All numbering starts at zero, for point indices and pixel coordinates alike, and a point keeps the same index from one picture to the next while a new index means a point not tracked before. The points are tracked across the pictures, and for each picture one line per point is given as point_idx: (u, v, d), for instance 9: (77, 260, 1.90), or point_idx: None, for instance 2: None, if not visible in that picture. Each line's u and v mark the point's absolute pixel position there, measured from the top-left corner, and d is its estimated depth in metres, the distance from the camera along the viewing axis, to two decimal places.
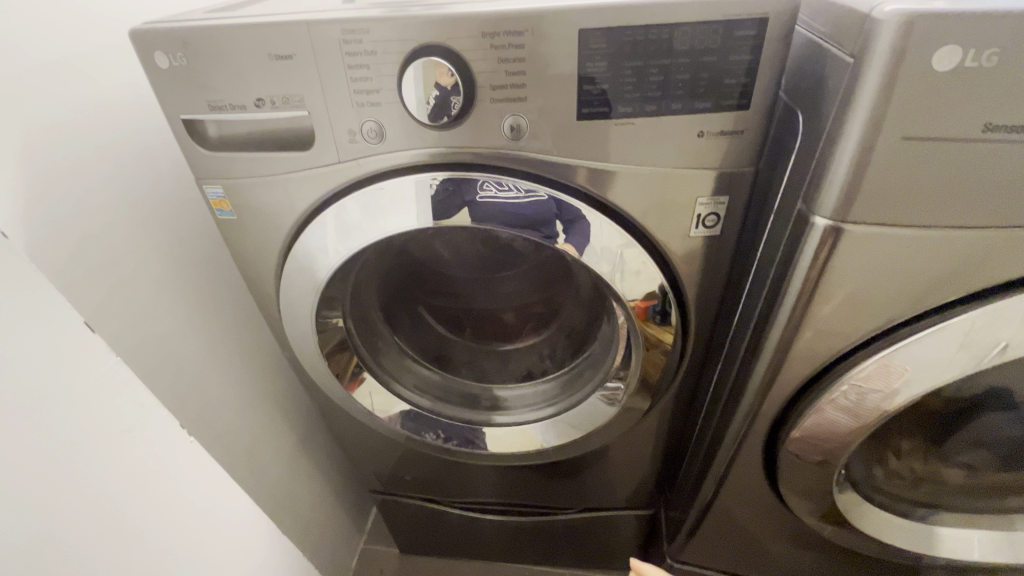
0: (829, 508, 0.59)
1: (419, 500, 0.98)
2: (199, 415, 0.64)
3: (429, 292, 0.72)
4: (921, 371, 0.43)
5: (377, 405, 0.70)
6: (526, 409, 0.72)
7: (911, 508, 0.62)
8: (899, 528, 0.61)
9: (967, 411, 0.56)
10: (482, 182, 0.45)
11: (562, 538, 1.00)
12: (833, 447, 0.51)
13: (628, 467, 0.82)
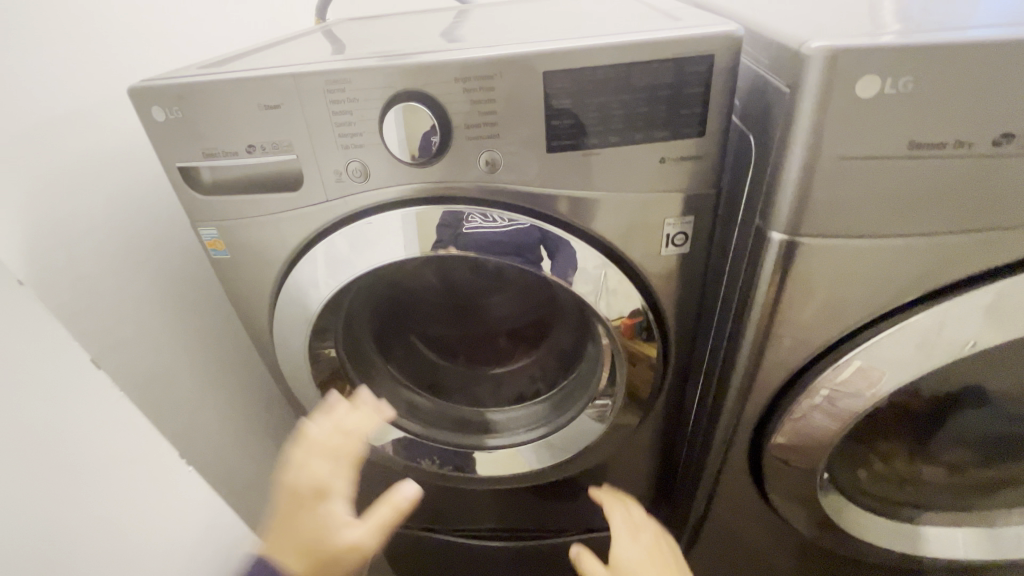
0: (818, 513, 0.60)
1: (419, 530, 0.97)
2: (196, 453, 0.65)
3: (418, 320, 0.74)
4: (885, 373, 0.46)
5: (372, 434, 0.71)
6: (518, 431, 0.73)
7: (900, 512, 0.63)
8: (889, 531, 0.62)
9: (942, 410, 0.58)
10: (467, 214, 0.48)
11: (565, 564, 0.99)
12: (811, 451, 0.53)
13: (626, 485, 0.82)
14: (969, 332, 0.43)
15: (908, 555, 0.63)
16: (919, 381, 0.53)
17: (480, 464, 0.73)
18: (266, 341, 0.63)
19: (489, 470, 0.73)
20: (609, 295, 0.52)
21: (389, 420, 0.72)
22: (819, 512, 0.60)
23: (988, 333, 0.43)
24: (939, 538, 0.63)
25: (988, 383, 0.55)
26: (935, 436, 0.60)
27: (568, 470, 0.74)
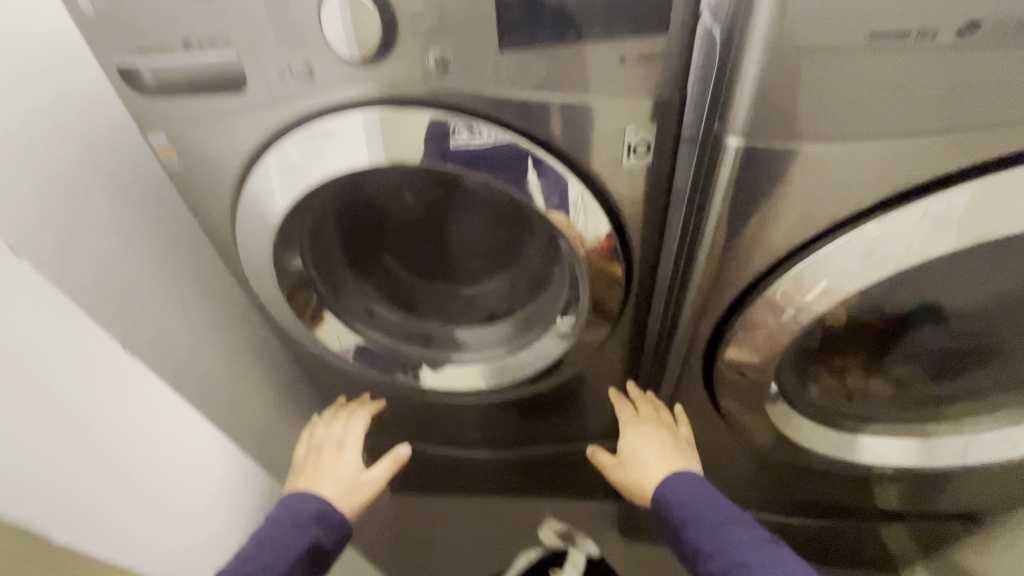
0: (765, 422, 0.63)
1: (402, 440, 1.03)
2: (178, 363, 0.68)
3: (388, 239, 0.73)
4: (833, 282, 0.48)
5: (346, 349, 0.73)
6: (488, 348, 0.76)
7: (845, 424, 0.67)
8: (833, 439, 0.66)
9: (897, 328, 0.59)
10: (454, 127, 0.46)
11: (544, 469, 1.07)
12: (761, 362, 0.56)
13: (594, 401, 0.86)
14: (914, 242, 0.45)
15: (847, 463, 0.67)
16: (876, 299, 0.54)
17: (449, 379, 0.75)
18: (235, 256, 0.63)
19: (457, 387, 0.75)
20: (569, 209, 0.51)
21: (361, 337, 0.74)
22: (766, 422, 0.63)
23: (930, 244, 0.45)
24: (877, 446, 0.66)
25: (944, 301, 0.56)
26: (890, 351, 0.62)
27: (536, 384, 0.78)
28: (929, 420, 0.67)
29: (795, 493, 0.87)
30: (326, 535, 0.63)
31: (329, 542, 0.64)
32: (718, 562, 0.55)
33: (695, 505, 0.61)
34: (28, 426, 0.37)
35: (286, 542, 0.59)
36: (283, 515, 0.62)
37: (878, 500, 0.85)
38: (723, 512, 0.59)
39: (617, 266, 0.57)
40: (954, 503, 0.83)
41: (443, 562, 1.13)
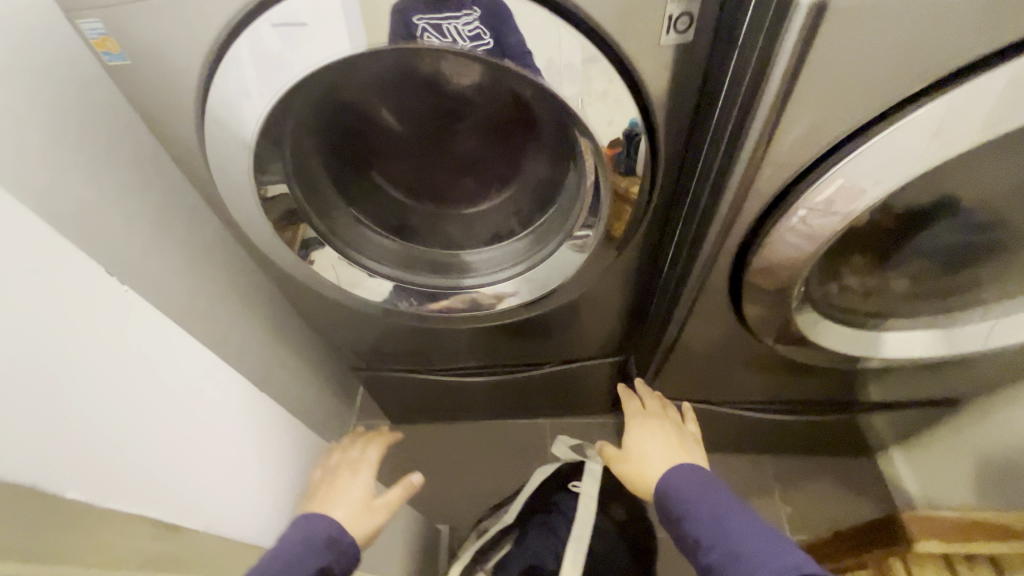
0: (787, 320, 0.64)
1: (402, 371, 1.02)
2: (163, 298, 0.63)
3: (378, 155, 0.65)
4: (888, 166, 0.47)
5: (341, 279, 0.69)
6: (495, 270, 0.72)
7: (849, 320, 0.68)
8: (843, 337, 0.67)
9: (916, 223, 0.58)
10: (420, 31, 0.43)
11: (547, 390, 1.09)
12: (790, 264, 0.57)
13: (604, 315, 0.86)
14: (978, 115, 0.44)
15: (850, 357, 0.69)
16: (906, 192, 0.52)
17: (465, 302, 0.72)
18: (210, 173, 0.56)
19: (477, 307, 0.73)
20: (588, 97, 0.47)
21: (361, 267, 0.69)
22: (781, 321, 0.65)
23: (994, 117, 0.44)
24: (903, 340, 0.68)
25: (966, 194, 0.55)
26: (897, 250, 0.62)
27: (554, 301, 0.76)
28: (931, 315, 0.69)
29: (786, 393, 0.92)
30: (337, 559, 0.54)
31: (335, 570, 0.54)
32: (716, 552, 0.52)
33: (692, 497, 0.58)
34: (104, 418, 0.34)
35: (292, 570, 0.48)
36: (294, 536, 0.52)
37: (859, 394, 0.91)
38: (714, 501, 0.57)
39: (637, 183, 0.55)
40: (930, 394, 0.89)
41: (448, 482, 1.16)
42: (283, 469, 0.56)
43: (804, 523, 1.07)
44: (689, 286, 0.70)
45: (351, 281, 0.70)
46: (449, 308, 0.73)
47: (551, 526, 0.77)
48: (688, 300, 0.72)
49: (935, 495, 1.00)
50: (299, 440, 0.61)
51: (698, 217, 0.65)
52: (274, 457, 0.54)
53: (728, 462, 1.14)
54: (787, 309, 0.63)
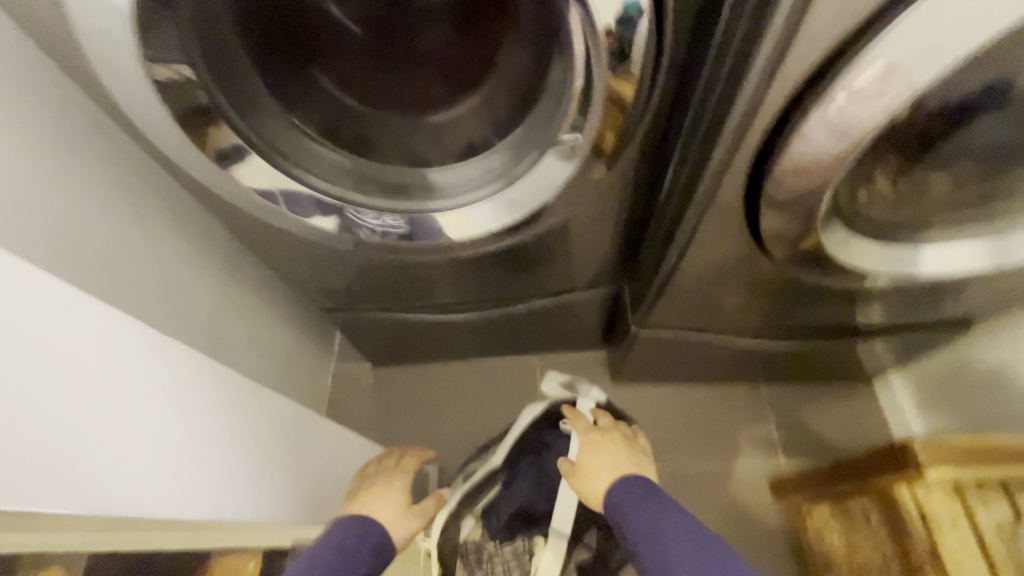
0: (807, 228, 0.57)
1: (378, 312, 0.94)
2: (66, 225, 0.53)
3: (325, 47, 0.55)
4: (953, 28, 0.40)
5: (285, 200, 0.59)
6: (469, 189, 0.61)
7: (873, 232, 0.62)
8: (864, 251, 0.61)
9: (964, 117, 0.49)
10: None
11: (536, 326, 1.02)
12: (816, 168, 0.51)
13: (596, 241, 0.78)
14: None
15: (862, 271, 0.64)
16: (955, 74, 0.44)
17: (440, 228, 0.62)
18: (113, 62, 0.46)
19: (454, 235, 0.63)
20: None
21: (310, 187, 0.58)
22: (796, 233, 0.59)
23: None
24: (944, 256, 0.63)
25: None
26: (936, 151, 0.53)
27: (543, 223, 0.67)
28: (957, 228, 0.63)
29: (789, 321, 0.86)
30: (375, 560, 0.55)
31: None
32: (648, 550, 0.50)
33: (630, 503, 0.55)
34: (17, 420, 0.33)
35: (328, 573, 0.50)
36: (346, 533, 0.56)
37: (864, 319, 0.85)
38: (658, 501, 0.54)
39: (634, 87, 0.49)
40: (938, 316, 0.83)
41: (434, 424, 1.12)
42: (251, 438, 0.55)
43: (798, 449, 1.05)
44: (692, 200, 0.61)
45: (299, 204, 0.59)
46: (416, 236, 0.63)
47: (542, 468, 0.76)
48: (689, 217, 0.64)
49: (932, 417, 0.98)
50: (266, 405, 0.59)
51: (705, 115, 0.56)
52: (236, 430, 0.52)
53: (723, 393, 1.11)
54: (803, 219, 0.56)
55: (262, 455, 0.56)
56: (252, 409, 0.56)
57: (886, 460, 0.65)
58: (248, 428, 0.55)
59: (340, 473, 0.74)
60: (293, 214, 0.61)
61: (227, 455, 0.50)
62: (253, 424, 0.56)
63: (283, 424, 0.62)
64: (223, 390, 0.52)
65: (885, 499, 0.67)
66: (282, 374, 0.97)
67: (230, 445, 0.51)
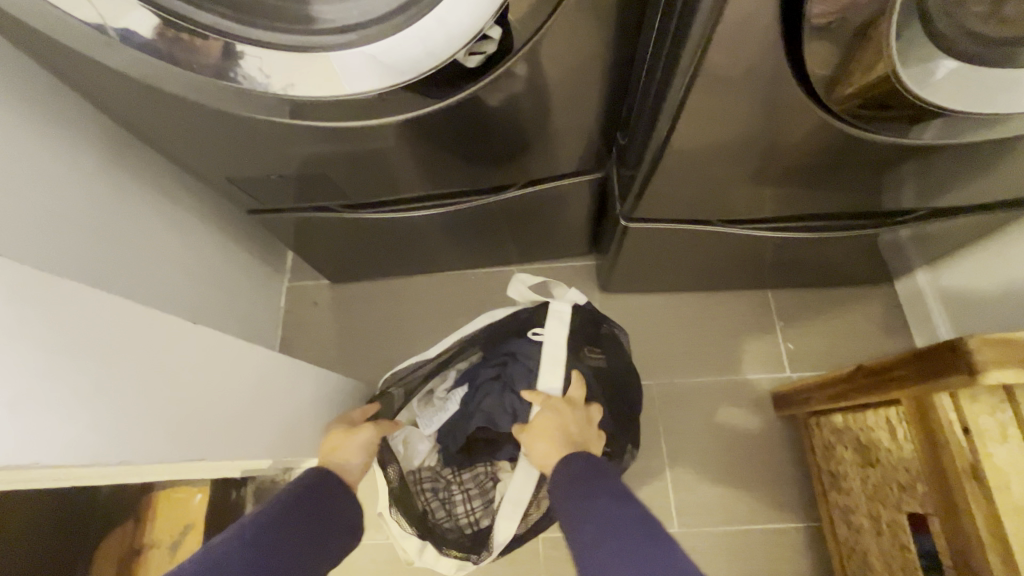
0: (850, 48, 0.45)
1: (318, 214, 0.78)
2: None
3: None
4: None
5: (111, 23, 0.45)
6: (372, 21, 0.47)
7: (959, 54, 0.48)
8: (933, 87, 0.48)
9: None
10: None
11: (510, 227, 0.87)
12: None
13: (575, 110, 0.60)
14: None
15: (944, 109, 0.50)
16: None
17: (319, 80, 0.48)
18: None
19: (339, 94, 0.49)
20: None
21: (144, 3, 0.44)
22: (868, 52, 0.45)
23: None
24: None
25: None
26: None
27: (468, 90, 0.52)
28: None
29: (811, 208, 0.70)
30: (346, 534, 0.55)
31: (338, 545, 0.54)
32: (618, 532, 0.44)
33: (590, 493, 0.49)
34: None
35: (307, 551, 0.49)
36: (320, 481, 0.55)
37: (892, 203, 0.70)
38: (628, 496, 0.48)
39: None
40: (990, 195, 0.69)
41: (402, 344, 1.01)
42: (88, 377, 0.35)
43: (805, 359, 0.95)
44: (697, 20, 0.44)
45: (133, 31, 0.46)
46: (291, 87, 0.49)
47: (506, 384, 0.68)
48: (690, 52, 0.46)
49: (961, 318, 0.86)
50: (134, 329, 0.39)
51: None
52: (75, 366, 0.34)
53: (723, 299, 0.99)
54: (846, 44, 0.44)
55: (110, 398, 0.36)
56: (92, 336, 0.35)
57: (919, 365, 0.54)
58: (83, 363, 0.34)
59: (289, 407, 0.57)
60: (131, 46, 0.47)
61: (27, 405, 0.30)
62: (121, 362, 0.38)
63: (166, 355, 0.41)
64: (59, 313, 0.33)
65: (914, 410, 0.57)
66: (214, 290, 0.83)
67: (33, 391, 0.31)
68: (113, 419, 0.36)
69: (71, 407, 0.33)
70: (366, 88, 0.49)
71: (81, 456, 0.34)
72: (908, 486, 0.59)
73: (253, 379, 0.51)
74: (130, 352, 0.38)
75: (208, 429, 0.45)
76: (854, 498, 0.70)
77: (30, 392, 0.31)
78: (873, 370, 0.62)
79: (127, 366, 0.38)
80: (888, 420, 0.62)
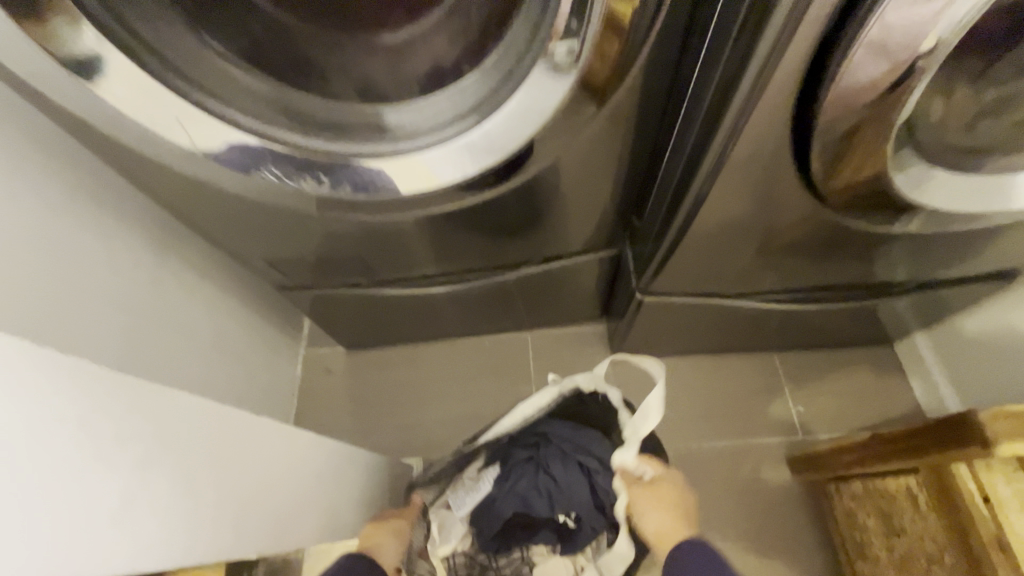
0: (847, 160, 0.51)
1: (344, 289, 0.82)
2: None
3: None
4: None
5: (197, 143, 0.49)
6: (429, 131, 0.52)
7: (947, 157, 0.55)
8: (922, 188, 0.55)
9: None
10: None
11: (523, 298, 0.91)
12: (887, 74, 0.42)
13: (597, 197, 0.66)
14: None
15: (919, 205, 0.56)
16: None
17: (378, 183, 0.53)
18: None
19: (396, 191, 0.54)
20: None
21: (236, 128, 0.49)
22: (853, 164, 0.51)
23: None
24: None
25: None
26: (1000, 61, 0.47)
27: (508, 185, 0.57)
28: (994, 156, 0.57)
29: (812, 282, 0.75)
30: None
31: None
32: None
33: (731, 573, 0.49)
34: (96, 512, 0.30)
35: None
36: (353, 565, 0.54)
37: (891, 276, 0.75)
38: None
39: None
40: (980, 268, 0.74)
41: (417, 412, 1.02)
42: (155, 471, 0.35)
43: (818, 423, 0.97)
44: (721, 127, 0.51)
45: (216, 148, 0.50)
46: (354, 189, 0.53)
47: (539, 464, 0.71)
48: (712, 156, 0.53)
49: (961, 384, 0.90)
50: (195, 420, 0.40)
51: (727, 33, 0.47)
52: (248, 477, 0.44)
53: (731, 362, 1.01)
54: (846, 154, 0.50)
55: (171, 489, 0.36)
56: (239, 444, 0.44)
57: (934, 436, 0.57)
58: (155, 458, 0.35)
59: (334, 489, 0.59)
60: (209, 159, 0.51)
61: (223, 504, 0.40)
62: (268, 476, 0.47)
63: (225, 447, 0.42)
64: (240, 436, 0.45)
65: (935, 478, 0.59)
66: (236, 363, 0.84)
67: (107, 483, 0.31)
68: (184, 512, 0.36)
69: (144, 501, 0.33)
70: (418, 189, 0.54)
71: (154, 555, 0.33)
72: (937, 556, 0.60)
73: (296, 466, 0.52)
74: (261, 459, 0.47)
75: (261, 521, 0.44)
76: (884, 567, 0.70)
77: (104, 486, 0.31)
78: (889, 437, 0.64)
79: (193, 458, 0.38)
80: (910, 488, 0.64)
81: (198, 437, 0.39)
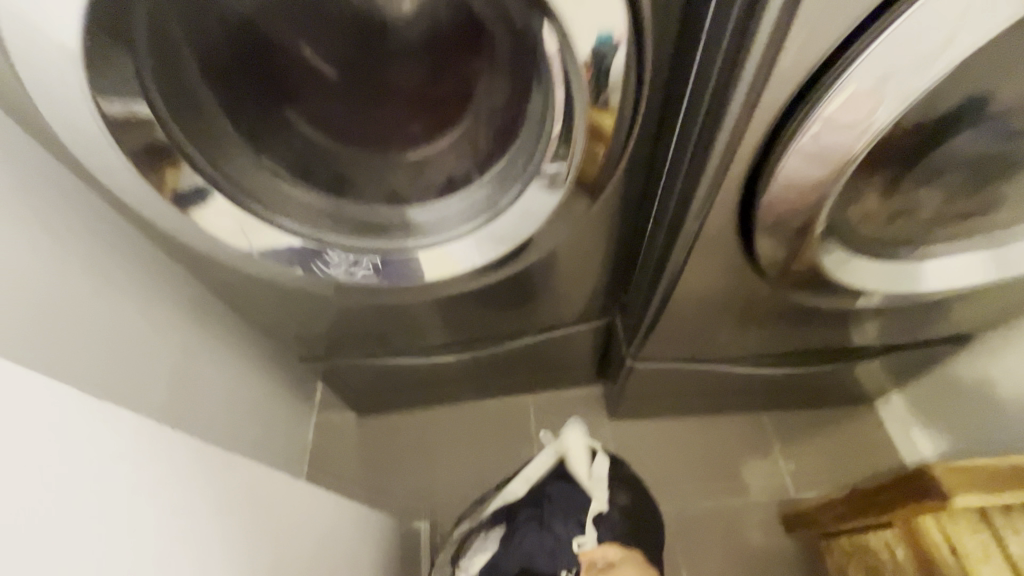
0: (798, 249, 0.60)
1: (360, 359, 0.89)
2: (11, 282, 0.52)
3: (299, 97, 0.58)
4: (916, 55, 0.42)
5: (256, 246, 0.60)
6: (445, 227, 0.62)
7: (881, 241, 0.66)
8: (857, 272, 0.65)
9: (939, 134, 0.54)
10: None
11: (523, 365, 0.98)
12: (813, 185, 0.52)
13: (589, 275, 0.75)
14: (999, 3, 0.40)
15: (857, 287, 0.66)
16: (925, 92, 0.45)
17: (400, 273, 0.64)
18: (80, 68, 0.44)
19: (416, 276, 0.64)
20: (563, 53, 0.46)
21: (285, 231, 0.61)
22: (809, 248, 0.60)
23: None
24: (943, 266, 0.68)
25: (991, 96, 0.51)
26: (914, 168, 0.58)
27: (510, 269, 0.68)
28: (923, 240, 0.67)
29: (786, 347, 0.83)
30: None
31: None
32: None
33: None
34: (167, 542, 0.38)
35: None
36: None
37: (862, 340, 0.83)
38: None
39: (612, 116, 0.50)
40: (939, 332, 0.82)
41: (426, 477, 1.05)
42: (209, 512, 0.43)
43: (810, 480, 1.01)
44: (688, 222, 0.61)
45: (269, 249, 0.61)
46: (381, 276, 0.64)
47: (543, 522, 0.75)
48: (683, 244, 0.64)
49: (941, 440, 0.95)
50: (238, 473, 0.48)
51: (688, 149, 0.59)
52: (278, 525, 0.52)
53: (723, 422, 1.07)
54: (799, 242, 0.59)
55: (221, 528, 0.44)
56: (271, 495, 0.52)
57: (900, 491, 0.62)
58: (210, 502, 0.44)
59: (348, 548, 0.64)
60: (262, 257, 0.62)
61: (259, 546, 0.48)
62: (294, 525, 0.54)
63: (260, 497, 0.50)
64: (271, 488, 0.53)
65: (908, 531, 0.64)
66: (254, 429, 0.90)
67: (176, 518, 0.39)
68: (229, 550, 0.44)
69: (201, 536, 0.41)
70: (435, 275, 0.64)
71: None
72: None
73: (314, 523, 0.58)
74: (288, 510, 0.54)
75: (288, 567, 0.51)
76: None
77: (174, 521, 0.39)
78: (864, 492, 0.70)
79: (237, 505, 0.47)
80: (887, 542, 0.69)
81: (240, 486, 0.48)
